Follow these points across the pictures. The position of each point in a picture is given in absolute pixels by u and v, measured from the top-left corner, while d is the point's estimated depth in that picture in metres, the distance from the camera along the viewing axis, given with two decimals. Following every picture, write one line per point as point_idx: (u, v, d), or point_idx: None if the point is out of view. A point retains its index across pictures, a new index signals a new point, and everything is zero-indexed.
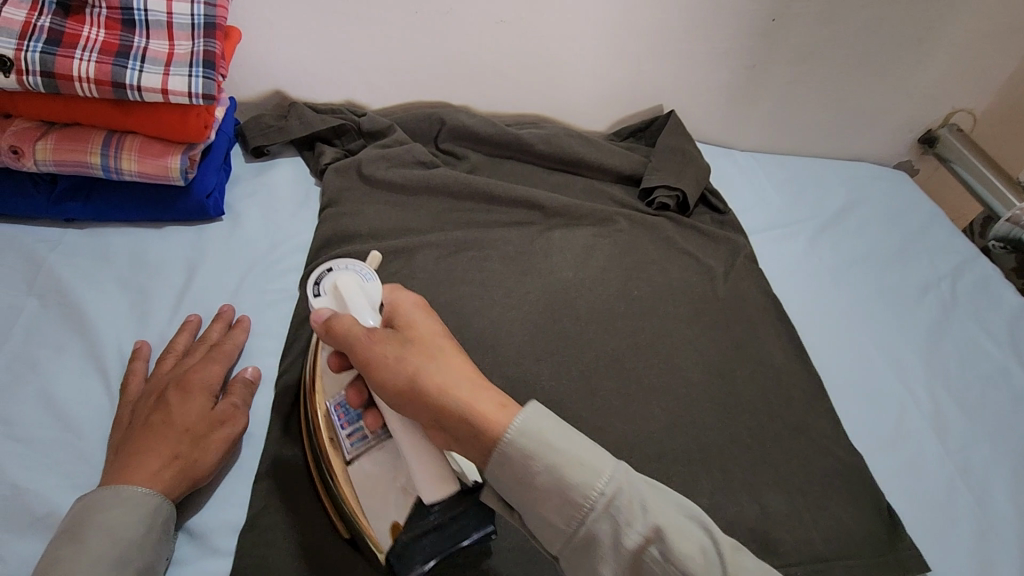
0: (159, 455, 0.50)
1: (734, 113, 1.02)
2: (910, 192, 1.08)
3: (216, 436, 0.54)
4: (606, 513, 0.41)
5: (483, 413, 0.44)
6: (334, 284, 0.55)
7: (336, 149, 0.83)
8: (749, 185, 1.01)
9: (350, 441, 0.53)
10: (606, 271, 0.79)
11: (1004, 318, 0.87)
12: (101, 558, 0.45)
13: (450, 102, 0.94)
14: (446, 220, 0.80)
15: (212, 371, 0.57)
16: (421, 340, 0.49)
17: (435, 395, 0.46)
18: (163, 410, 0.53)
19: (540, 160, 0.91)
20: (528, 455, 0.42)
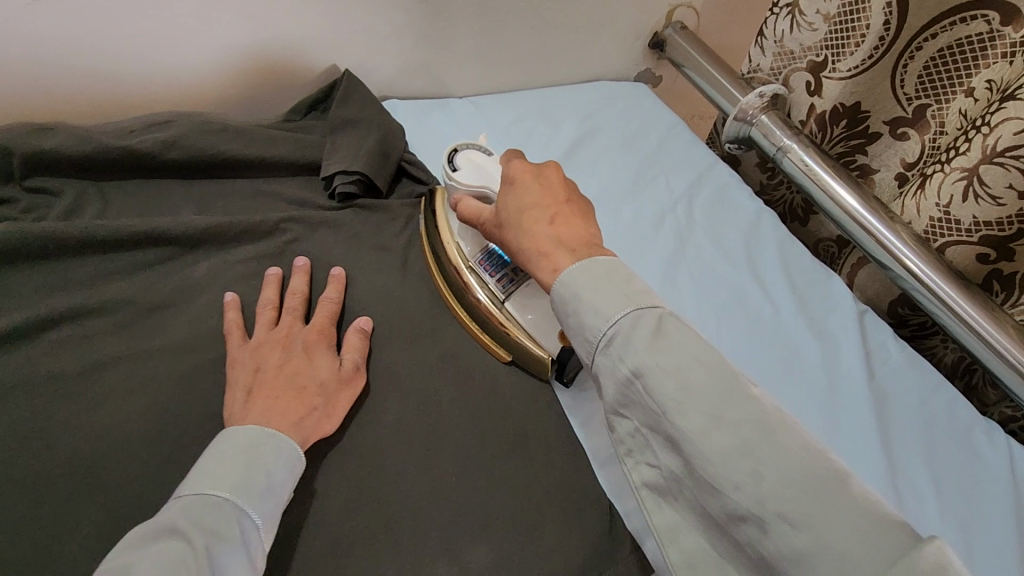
0: (300, 403, 0.53)
1: (430, 59, 0.86)
2: (649, 106, 0.99)
3: (344, 394, 0.56)
4: (634, 356, 0.44)
5: (557, 256, 0.52)
6: (468, 157, 0.66)
7: None
8: (468, 139, 0.86)
9: (500, 284, 0.64)
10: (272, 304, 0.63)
11: (739, 230, 0.83)
12: (254, 482, 0.46)
13: (31, 120, 0.69)
14: (28, 293, 0.58)
15: (330, 329, 0.61)
16: (523, 190, 0.56)
17: (522, 234, 0.55)
18: (284, 363, 0.55)
19: (179, 170, 0.70)
20: (581, 297, 0.48)
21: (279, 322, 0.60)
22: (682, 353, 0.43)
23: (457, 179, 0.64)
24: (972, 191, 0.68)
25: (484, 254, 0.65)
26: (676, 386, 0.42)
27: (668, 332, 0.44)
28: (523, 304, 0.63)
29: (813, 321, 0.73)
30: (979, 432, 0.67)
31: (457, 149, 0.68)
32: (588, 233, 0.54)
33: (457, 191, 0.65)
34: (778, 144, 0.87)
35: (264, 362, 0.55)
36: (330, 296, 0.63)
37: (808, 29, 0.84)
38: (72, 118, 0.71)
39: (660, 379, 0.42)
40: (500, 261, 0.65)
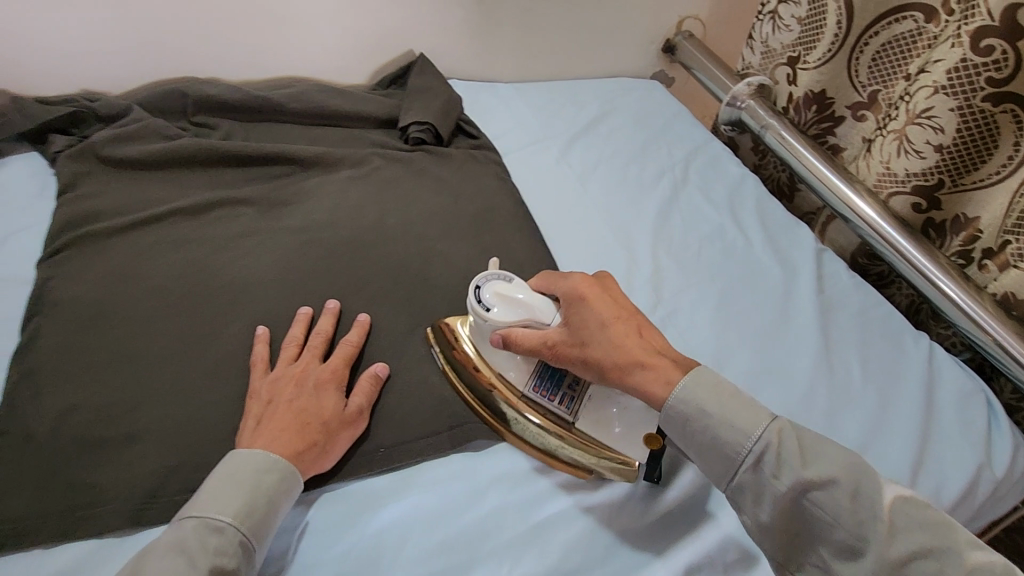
0: (301, 439, 0.57)
1: (484, 49, 1.11)
2: (659, 96, 1.21)
3: (343, 435, 0.61)
4: (794, 472, 0.51)
5: (665, 368, 0.58)
6: (498, 292, 0.66)
7: (72, 137, 0.83)
8: (510, 111, 1.09)
9: (563, 405, 0.64)
10: (361, 207, 0.86)
11: (725, 186, 1.02)
12: (257, 509, 0.52)
13: (195, 75, 0.95)
14: (197, 187, 0.83)
15: (343, 369, 0.65)
16: (593, 303, 0.63)
17: (610, 345, 0.60)
18: (292, 398, 0.60)
19: (297, 117, 0.95)
20: (716, 426, 0.55)
21: (299, 359, 0.65)
22: (822, 458, 0.52)
23: (493, 319, 0.65)
24: (904, 149, 0.87)
25: (535, 379, 0.65)
26: (848, 503, 0.50)
27: (805, 441, 0.53)
28: (599, 423, 0.63)
29: (778, 251, 0.92)
30: (908, 337, 0.82)
31: (479, 285, 0.67)
32: (665, 345, 0.62)
33: (499, 328, 0.65)
34: (761, 122, 1.07)
35: (276, 395, 0.61)
36: (344, 344, 0.68)
37: (785, 30, 1.05)
38: (223, 76, 0.97)
39: (835, 493, 0.50)
40: (554, 379, 0.65)
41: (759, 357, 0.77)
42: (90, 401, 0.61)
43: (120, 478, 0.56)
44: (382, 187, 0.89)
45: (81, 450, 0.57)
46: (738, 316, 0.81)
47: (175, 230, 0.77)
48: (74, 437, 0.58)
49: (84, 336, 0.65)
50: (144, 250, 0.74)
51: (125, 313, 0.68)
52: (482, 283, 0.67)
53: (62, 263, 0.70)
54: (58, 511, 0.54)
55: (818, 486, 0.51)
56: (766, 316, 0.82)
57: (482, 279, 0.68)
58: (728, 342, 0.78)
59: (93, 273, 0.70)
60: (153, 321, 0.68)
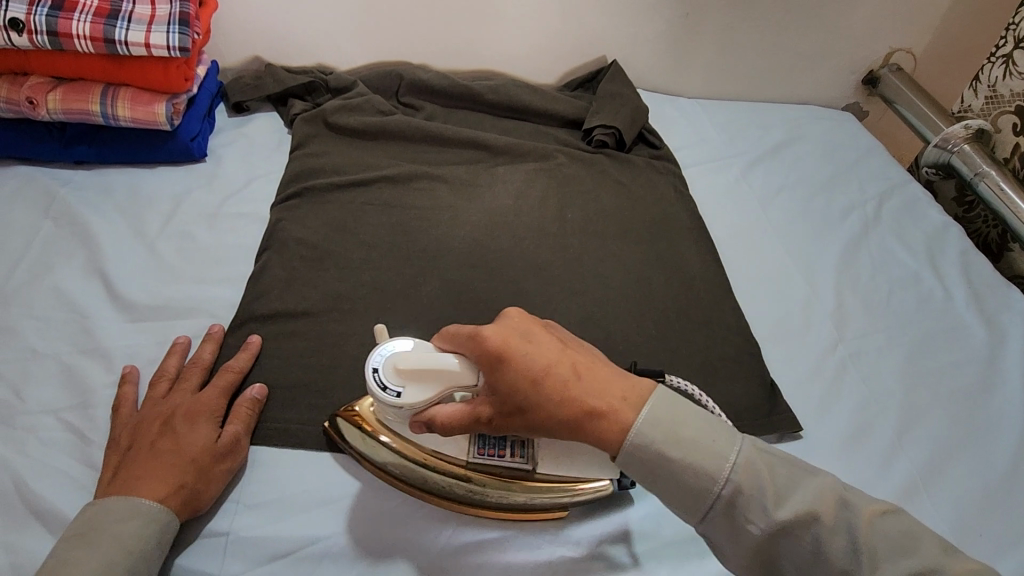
0: (165, 482, 0.51)
1: (675, 63, 1.11)
2: (853, 129, 1.14)
3: (219, 469, 0.55)
4: (767, 517, 0.45)
5: (615, 411, 0.49)
6: (396, 368, 0.54)
7: (306, 103, 0.95)
8: (692, 126, 1.08)
9: (516, 460, 0.57)
10: (542, 198, 0.89)
11: (924, 233, 0.93)
12: (116, 567, 0.47)
13: (411, 61, 1.04)
14: (401, 160, 0.91)
15: (219, 400, 0.59)
16: (537, 349, 0.51)
17: (555, 404, 0.49)
18: (155, 439, 0.54)
19: (491, 108, 1.01)
20: (703, 469, 0.46)
21: (170, 394, 0.59)
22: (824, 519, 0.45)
23: (405, 405, 0.53)
24: None
25: (478, 443, 0.58)
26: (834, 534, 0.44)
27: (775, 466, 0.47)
28: (557, 459, 0.57)
29: (985, 313, 0.82)
30: None
31: (375, 368, 0.55)
32: (609, 374, 0.51)
33: (414, 413, 0.53)
34: (975, 170, 0.97)
35: (135, 441, 0.55)
36: (222, 376, 0.62)
37: (1018, 77, 0.96)
38: (433, 64, 1.05)
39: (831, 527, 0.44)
40: (494, 437, 0.58)
41: (954, 424, 0.69)
42: (303, 332, 0.69)
43: (321, 404, 0.63)
44: (564, 183, 0.92)
45: (293, 372, 0.65)
46: (931, 374, 0.74)
47: (382, 196, 0.85)
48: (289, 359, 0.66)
49: (301, 277, 0.73)
50: (354, 209, 0.82)
51: (332, 261, 0.76)
52: (376, 365, 0.55)
53: (290, 210, 0.80)
54: (269, 420, 0.61)
55: None
56: (967, 379, 0.74)
57: (378, 354, 0.56)
58: (920, 400, 0.71)
59: (313, 223, 0.80)
60: (358, 274, 0.75)
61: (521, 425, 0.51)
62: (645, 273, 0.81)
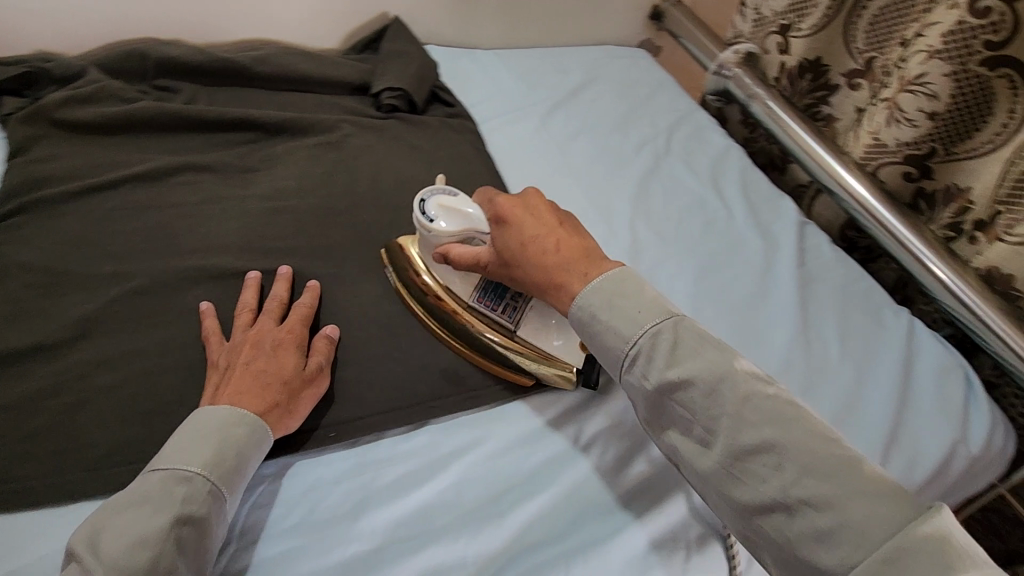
0: (262, 400, 0.54)
1: (464, 13, 1.07)
2: (645, 65, 1.18)
3: (304, 396, 0.58)
4: (659, 372, 0.49)
5: (568, 282, 0.55)
6: (441, 203, 0.64)
7: (24, 98, 0.80)
8: (489, 78, 1.06)
9: (506, 316, 0.64)
10: (329, 174, 0.83)
11: (709, 157, 0.99)
12: (227, 457, 0.50)
13: (159, 37, 0.91)
14: (157, 152, 0.80)
15: (300, 328, 0.62)
16: (524, 225, 0.59)
17: (534, 268, 0.57)
18: (250, 362, 0.57)
19: (264, 82, 0.91)
20: (596, 311, 0.53)
21: (254, 323, 0.62)
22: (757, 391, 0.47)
23: (435, 229, 0.64)
24: (894, 118, 0.84)
25: (479, 291, 0.65)
26: (704, 399, 0.47)
27: (684, 338, 0.50)
28: (548, 332, 0.64)
29: (760, 224, 0.89)
30: (889, 312, 0.81)
31: (423, 200, 0.66)
32: (589, 248, 0.58)
33: (440, 241, 0.64)
34: (749, 92, 1.04)
35: (232, 362, 0.57)
36: (297, 311, 0.64)
37: None
38: (189, 38, 0.93)
39: (699, 396, 0.48)
40: (498, 291, 0.65)
41: (735, 333, 0.75)
42: (38, 371, 0.58)
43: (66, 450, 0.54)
44: (350, 156, 0.86)
45: (26, 419, 0.55)
46: (715, 291, 0.79)
47: (136, 196, 0.74)
48: (19, 407, 0.56)
49: (31, 307, 0.62)
50: (100, 216, 0.71)
51: (73, 281, 0.65)
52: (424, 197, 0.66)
53: (11, 230, 0.67)
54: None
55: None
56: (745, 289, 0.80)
57: (427, 192, 0.66)
58: (706, 317, 0.76)
59: (44, 239, 0.67)
60: (109, 289, 0.65)
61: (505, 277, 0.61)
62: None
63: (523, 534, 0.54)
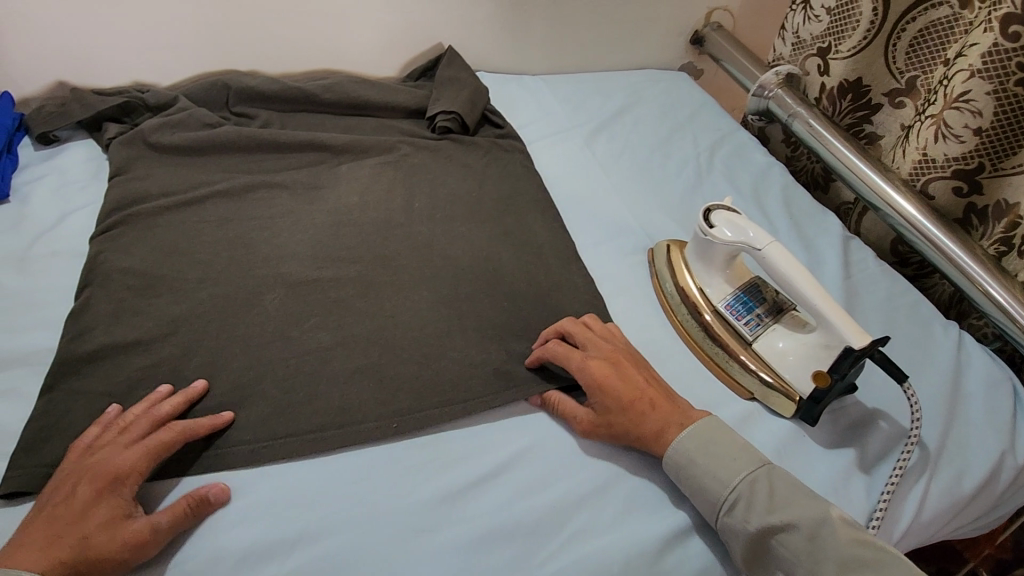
0: (41, 561, 0.48)
1: (513, 42, 1.13)
2: (687, 87, 1.21)
3: (114, 556, 0.50)
4: (760, 518, 0.56)
5: (670, 433, 0.61)
6: (730, 216, 0.69)
7: (124, 125, 0.89)
8: (536, 101, 1.11)
9: (749, 327, 0.69)
10: (388, 191, 0.89)
11: (751, 174, 1.01)
12: None
13: (238, 69, 1.00)
14: (237, 172, 0.88)
15: (140, 467, 0.54)
16: (591, 369, 0.65)
17: (610, 404, 0.63)
18: (75, 487, 0.52)
19: (331, 108, 0.99)
20: (692, 456, 0.60)
21: (104, 444, 0.56)
22: (802, 532, 0.54)
23: (714, 236, 0.69)
24: (941, 133, 0.86)
25: (728, 299, 0.71)
26: (807, 544, 0.54)
27: (777, 488, 0.57)
28: (775, 345, 0.67)
29: (805, 237, 0.90)
30: (938, 325, 0.80)
31: (709, 207, 0.72)
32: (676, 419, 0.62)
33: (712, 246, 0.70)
34: (789, 111, 1.07)
35: (46, 497, 0.52)
36: (146, 424, 0.58)
37: (815, 21, 1.04)
38: (263, 70, 1.02)
39: (790, 539, 0.55)
40: (746, 305, 0.70)
41: None
42: (135, 363, 0.65)
43: None
44: (409, 174, 0.92)
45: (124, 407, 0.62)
46: None
47: (218, 211, 0.82)
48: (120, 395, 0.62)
49: (130, 308, 0.69)
50: (187, 229, 0.79)
51: (165, 286, 0.72)
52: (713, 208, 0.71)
53: (112, 241, 0.75)
54: None
55: None
56: None
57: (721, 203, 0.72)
58: None
59: (140, 249, 0.75)
60: (195, 293, 0.72)
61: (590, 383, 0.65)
62: (493, 250, 0.83)
63: (567, 532, 0.58)
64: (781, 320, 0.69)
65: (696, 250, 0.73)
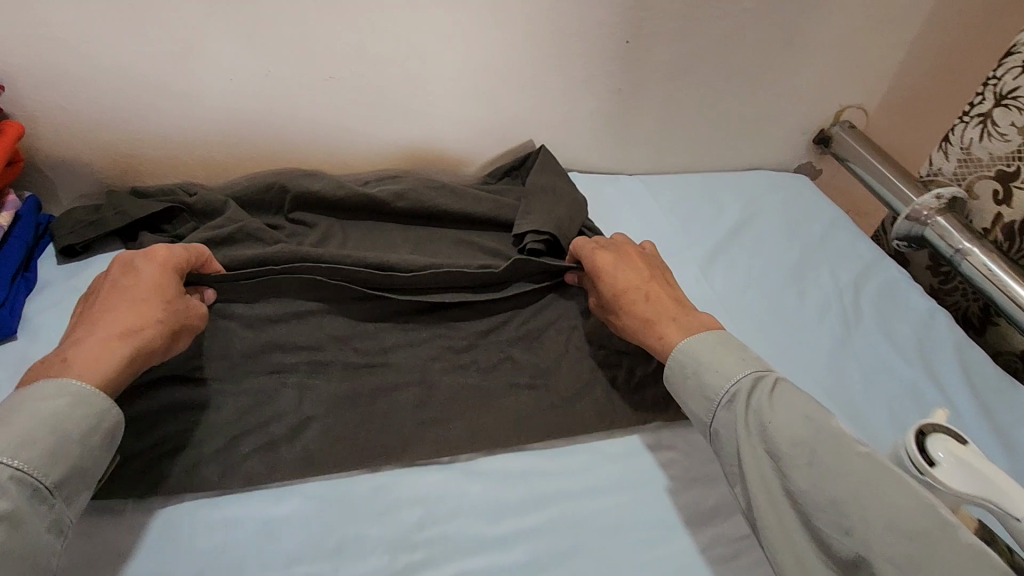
0: (104, 343, 0.52)
1: (614, 140, 0.97)
2: (813, 196, 1.02)
3: (175, 338, 0.57)
4: (759, 411, 0.53)
5: (664, 328, 0.63)
6: (957, 448, 0.51)
7: (163, 235, 0.74)
8: (638, 210, 0.94)
9: None
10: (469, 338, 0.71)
11: (912, 325, 0.82)
12: (66, 454, 0.46)
13: (299, 165, 0.86)
14: None
15: (166, 281, 0.59)
16: (617, 276, 0.68)
17: (621, 287, 0.67)
18: (116, 283, 0.57)
19: (402, 217, 0.84)
20: (701, 369, 0.58)
21: (107, 282, 0.58)
22: (889, 510, 0.46)
23: (939, 476, 0.50)
24: None
25: None
26: (791, 439, 0.51)
27: (783, 392, 0.54)
28: None
29: (1000, 431, 0.70)
30: None
31: (921, 428, 0.54)
32: (680, 301, 0.66)
33: (934, 491, 0.51)
34: (956, 246, 0.86)
35: (79, 316, 0.56)
36: (180, 253, 0.63)
37: (999, 139, 0.84)
38: (328, 165, 0.88)
39: (870, 503, 0.46)
40: None
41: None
42: None
43: None
44: (492, 312, 0.74)
45: None
46: None
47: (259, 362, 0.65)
48: None
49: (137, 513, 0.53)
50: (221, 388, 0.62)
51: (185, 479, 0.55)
52: (927, 428, 0.53)
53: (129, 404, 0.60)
54: None
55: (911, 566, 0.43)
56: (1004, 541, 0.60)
57: (933, 420, 0.55)
58: None
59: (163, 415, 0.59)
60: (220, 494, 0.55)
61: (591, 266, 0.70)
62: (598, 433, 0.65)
63: None
64: None
65: None
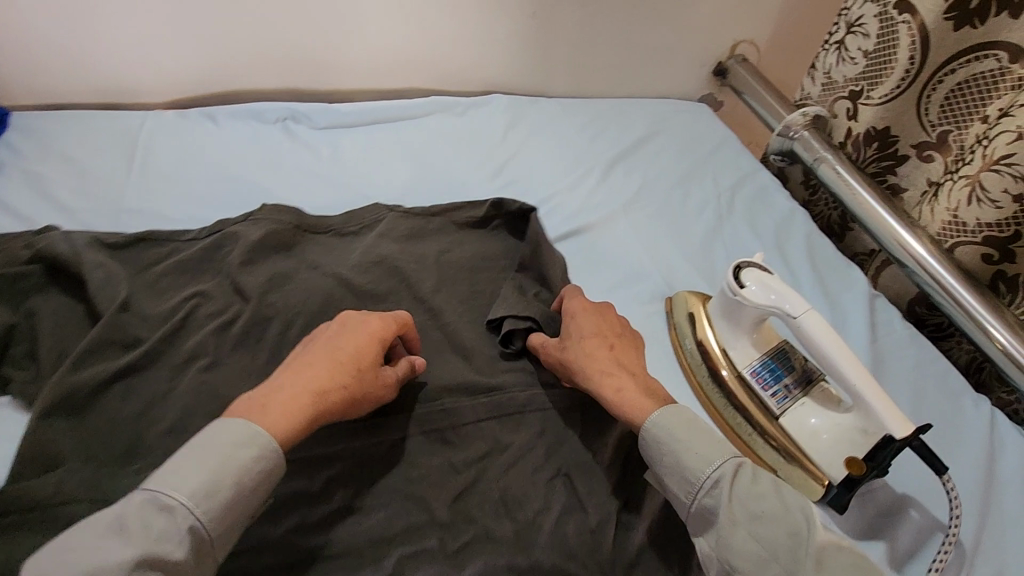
0: (288, 416, 0.51)
1: (533, 64, 1.08)
2: (708, 120, 1.16)
3: (339, 415, 0.55)
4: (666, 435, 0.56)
5: (633, 405, 0.59)
6: (760, 274, 0.64)
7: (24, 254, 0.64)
8: (552, 125, 1.06)
9: (775, 399, 0.64)
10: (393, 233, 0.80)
11: (773, 220, 0.97)
12: (220, 491, 0.46)
13: (240, 75, 0.94)
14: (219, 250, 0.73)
15: (371, 371, 0.57)
16: (580, 321, 0.67)
17: (586, 356, 0.64)
18: (331, 337, 0.58)
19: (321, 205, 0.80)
20: (660, 427, 0.57)
21: (333, 379, 0.55)
22: (748, 496, 0.51)
23: (746, 296, 0.64)
24: (976, 197, 0.82)
25: (754, 365, 0.66)
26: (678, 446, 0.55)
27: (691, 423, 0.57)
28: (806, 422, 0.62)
29: (828, 293, 0.86)
30: (968, 398, 0.76)
31: (740, 264, 0.67)
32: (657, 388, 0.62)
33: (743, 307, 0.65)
34: (815, 155, 1.02)
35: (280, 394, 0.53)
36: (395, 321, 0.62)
37: (849, 63, 0.99)
38: (269, 77, 0.96)
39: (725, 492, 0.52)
40: (774, 373, 0.65)
41: None
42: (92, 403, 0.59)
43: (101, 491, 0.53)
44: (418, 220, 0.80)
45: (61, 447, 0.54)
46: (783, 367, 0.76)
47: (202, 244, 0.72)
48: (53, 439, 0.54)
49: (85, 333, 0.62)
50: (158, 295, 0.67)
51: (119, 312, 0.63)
52: (742, 263, 0.67)
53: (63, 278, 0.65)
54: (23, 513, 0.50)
55: (752, 516, 0.50)
56: None
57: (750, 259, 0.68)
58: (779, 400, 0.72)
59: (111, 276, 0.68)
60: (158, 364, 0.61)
61: (555, 361, 0.66)
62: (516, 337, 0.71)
63: None
64: (811, 394, 0.64)
65: (722, 309, 0.68)
